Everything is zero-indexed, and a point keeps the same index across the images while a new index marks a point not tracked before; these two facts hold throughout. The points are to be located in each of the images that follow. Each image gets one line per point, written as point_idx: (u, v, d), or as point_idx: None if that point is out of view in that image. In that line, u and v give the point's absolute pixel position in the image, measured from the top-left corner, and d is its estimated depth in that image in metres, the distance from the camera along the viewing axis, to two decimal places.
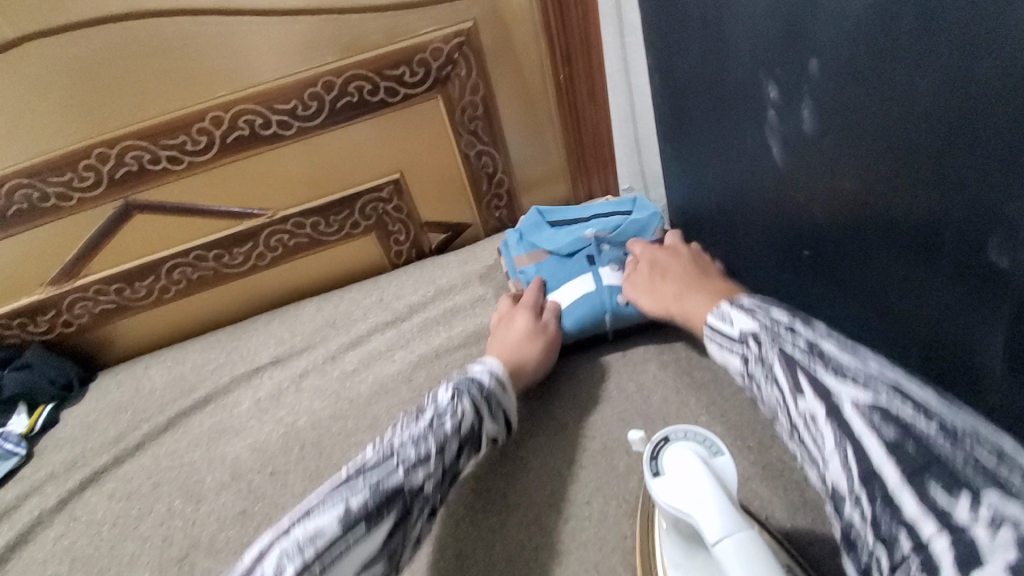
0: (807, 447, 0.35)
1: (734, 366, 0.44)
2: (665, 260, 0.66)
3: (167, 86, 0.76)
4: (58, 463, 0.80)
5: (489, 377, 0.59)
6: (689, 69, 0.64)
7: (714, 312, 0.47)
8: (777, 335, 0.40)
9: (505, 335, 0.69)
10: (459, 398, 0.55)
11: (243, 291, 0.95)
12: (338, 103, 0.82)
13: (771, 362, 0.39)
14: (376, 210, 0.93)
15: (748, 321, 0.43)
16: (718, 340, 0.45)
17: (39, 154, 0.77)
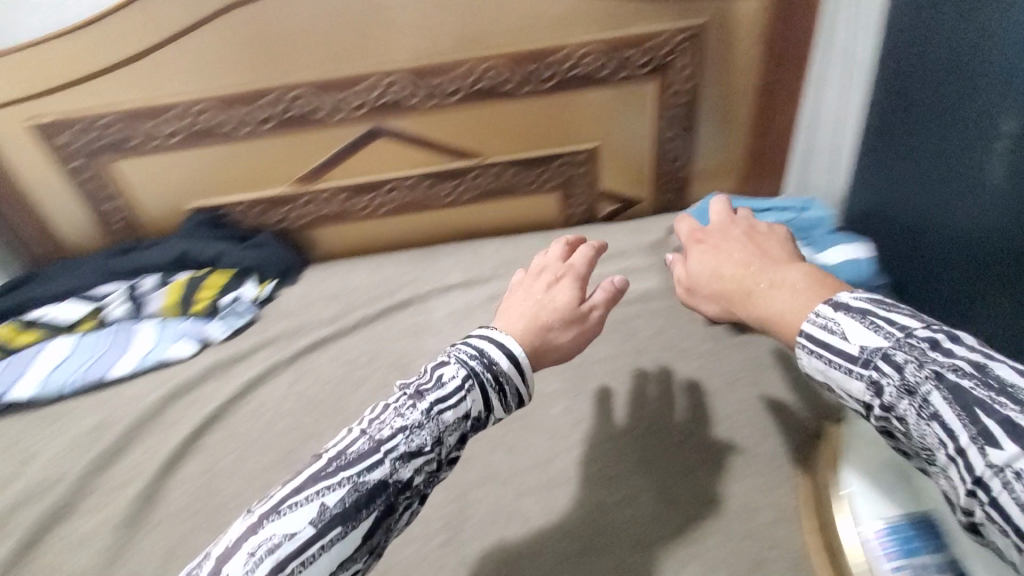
0: (1010, 509, 0.35)
1: (848, 390, 0.45)
2: (720, 258, 0.62)
3: (440, 34, 0.89)
4: (283, 327, 0.94)
5: (502, 357, 0.57)
6: (928, 104, 0.76)
7: (814, 321, 0.47)
8: (920, 356, 0.41)
9: (533, 308, 0.64)
10: (467, 387, 0.54)
11: (435, 221, 1.09)
12: (571, 73, 0.94)
13: (932, 399, 0.40)
14: (567, 172, 1.05)
15: (869, 339, 0.44)
16: (829, 365, 0.45)
17: (323, 73, 0.91)
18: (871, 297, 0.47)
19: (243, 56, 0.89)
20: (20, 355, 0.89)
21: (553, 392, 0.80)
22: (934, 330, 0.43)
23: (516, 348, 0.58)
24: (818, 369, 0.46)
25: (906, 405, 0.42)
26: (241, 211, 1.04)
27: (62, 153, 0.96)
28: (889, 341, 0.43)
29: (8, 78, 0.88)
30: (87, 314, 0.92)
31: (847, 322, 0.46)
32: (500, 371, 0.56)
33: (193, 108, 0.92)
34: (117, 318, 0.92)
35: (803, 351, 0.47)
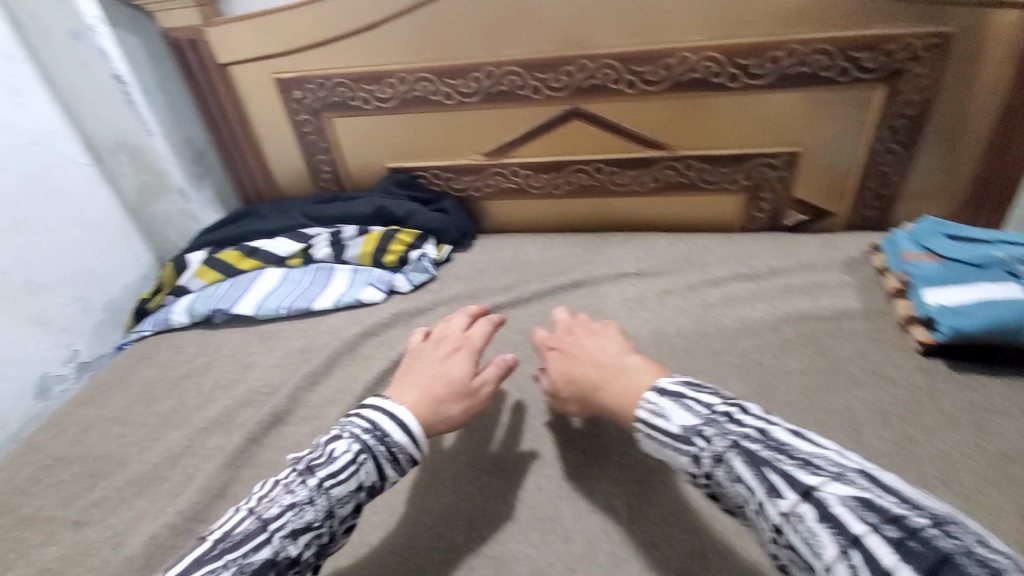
0: (795, 548, 0.43)
1: (679, 459, 0.53)
2: (580, 351, 0.69)
3: (659, 22, 0.89)
4: (461, 289, 0.99)
5: (397, 432, 0.61)
6: None
7: (643, 404, 0.57)
8: (721, 430, 0.51)
9: (428, 375, 0.69)
10: (360, 461, 0.58)
11: (610, 208, 1.09)
12: (789, 71, 0.89)
13: (735, 462, 0.49)
14: (760, 174, 1.00)
15: (686, 419, 0.53)
16: (654, 436, 0.55)
17: (535, 52, 0.94)
18: (687, 381, 0.58)
19: (464, 31, 0.94)
20: (243, 277, 1.02)
21: (741, 396, 0.74)
22: (729, 405, 0.53)
23: (407, 418, 0.63)
24: (653, 446, 0.55)
25: (724, 469, 0.49)
26: (433, 176, 1.12)
27: (292, 107, 1.08)
28: (697, 415, 0.53)
29: (263, 37, 1.01)
30: (298, 251, 1.04)
31: (667, 407, 0.55)
32: (394, 446, 0.61)
33: (412, 76, 1.00)
34: (321, 258, 1.03)
35: (640, 433, 0.56)
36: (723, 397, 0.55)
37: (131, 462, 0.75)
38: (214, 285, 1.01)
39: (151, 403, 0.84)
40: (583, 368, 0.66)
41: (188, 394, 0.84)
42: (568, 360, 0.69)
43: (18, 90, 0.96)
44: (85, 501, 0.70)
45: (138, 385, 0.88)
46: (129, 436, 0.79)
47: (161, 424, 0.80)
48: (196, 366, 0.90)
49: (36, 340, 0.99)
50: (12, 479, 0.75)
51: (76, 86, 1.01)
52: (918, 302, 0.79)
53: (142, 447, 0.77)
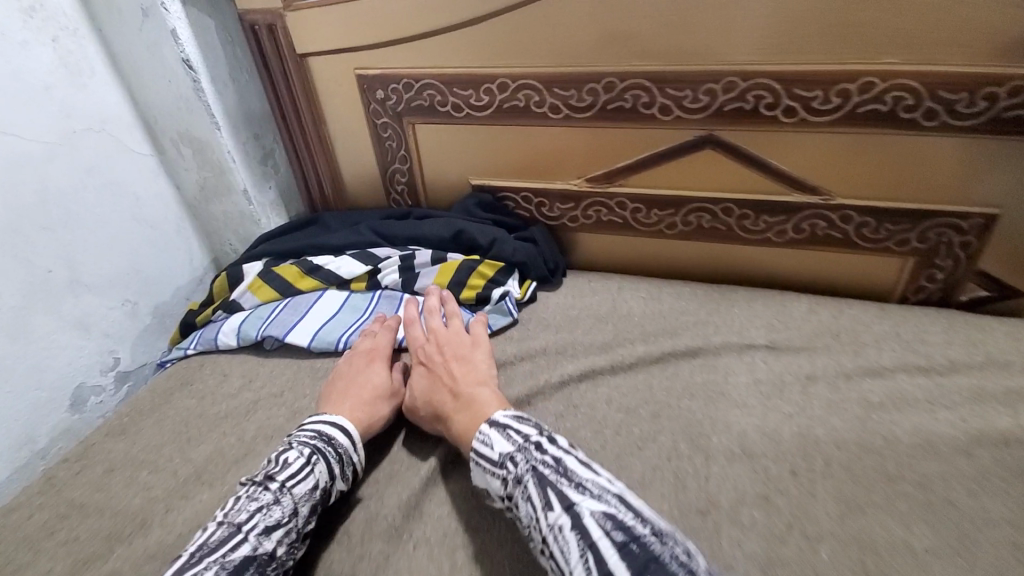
0: (553, 556, 0.48)
1: (491, 480, 0.56)
2: (457, 370, 0.69)
3: (843, 37, 0.69)
4: (549, 342, 0.83)
5: (339, 432, 0.64)
6: None
7: (477, 435, 0.59)
8: (527, 455, 0.54)
9: (348, 385, 0.71)
10: (314, 460, 0.60)
11: (732, 256, 0.91)
12: (1011, 113, 0.68)
13: (528, 484, 0.52)
14: (939, 237, 0.79)
15: (504, 446, 0.56)
16: (478, 460, 0.57)
17: (671, 64, 0.76)
18: (518, 414, 0.61)
19: (584, 34, 0.78)
20: (302, 300, 0.90)
21: (933, 552, 0.55)
22: (542, 435, 0.57)
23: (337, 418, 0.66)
24: (477, 471, 0.58)
25: (521, 489, 0.53)
26: (523, 198, 0.96)
27: (373, 107, 0.95)
28: (512, 442, 0.56)
29: (349, 27, 0.88)
30: (364, 274, 0.92)
31: (494, 436, 0.58)
32: (340, 446, 0.63)
33: (514, 83, 0.84)
34: (389, 283, 0.91)
35: (471, 462, 0.58)
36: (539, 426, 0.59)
37: (154, 527, 0.63)
38: (271, 305, 0.90)
39: (186, 446, 0.72)
40: (442, 388, 0.67)
41: (227, 441, 0.72)
42: (435, 372, 0.69)
43: (79, 71, 0.85)
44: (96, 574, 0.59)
45: (174, 420, 0.77)
46: (156, 489, 0.67)
47: (193, 478, 0.68)
48: (240, 404, 0.78)
49: (77, 347, 0.89)
50: (23, 527, 0.65)
51: (141, 68, 0.90)
52: None
53: (169, 506, 0.65)
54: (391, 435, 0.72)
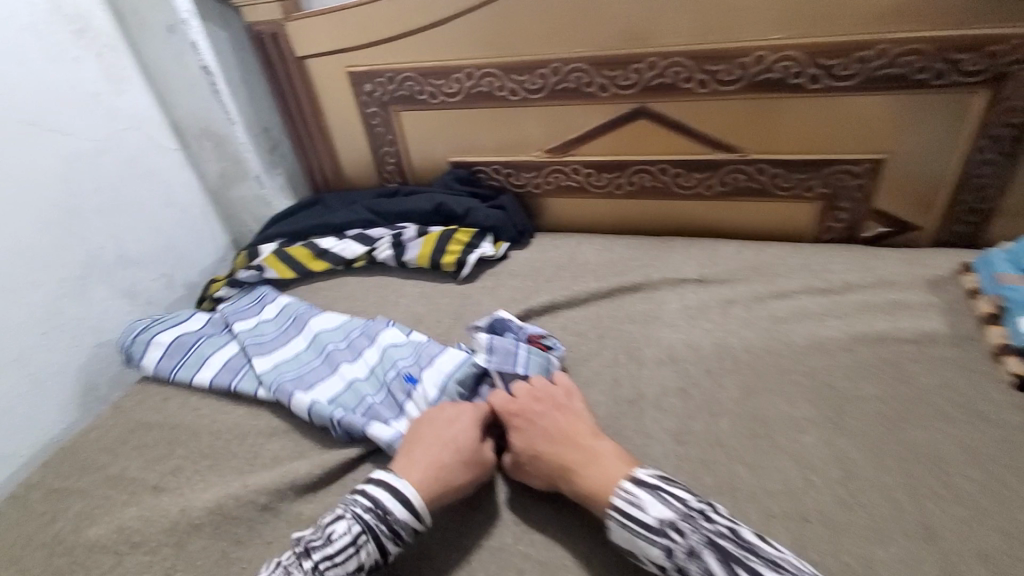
0: None
1: (649, 551, 0.54)
2: (563, 422, 0.66)
3: (741, 19, 0.84)
4: (517, 288, 0.99)
5: (394, 508, 0.59)
6: None
7: (620, 493, 0.56)
8: (696, 524, 0.52)
9: (435, 450, 0.64)
10: (357, 542, 0.57)
11: (673, 211, 1.06)
12: (878, 73, 0.83)
13: (705, 559, 0.50)
14: (838, 181, 0.94)
15: (664, 512, 0.54)
16: (629, 526, 0.55)
17: (605, 48, 0.92)
18: (659, 472, 0.59)
19: (532, 28, 0.94)
20: (393, 395, 0.78)
21: (807, 417, 0.69)
22: (701, 501, 0.55)
23: (410, 489, 0.60)
24: (625, 533, 0.55)
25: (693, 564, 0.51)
26: (494, 171, 1.12)
27: (363, 99, 1.11)
28: (671, 508, 0.54)
29: (338, 31, 1.04)
30: (363, 254, 1.09)
31: (644, 497, 0.55)
32: (393, 522, 0.59)
33: (478, 71, 1.00)
34: (383, 259, 1.07)
35: (612, 520, 0.56)
36: (687, 489, 0.57)
37: (204, 434, 0.80)
38: (355, 391, 0.79)
39: None
40: (552, 457, 0.62)
41: None
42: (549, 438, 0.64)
43: (119, 78, 1.02)
44: (164, 467, 0.76)
45: None
46: (202, 408, 0.84)
47: (231, 400, 0.85)
48: None
49: (125, 312, 1.06)
50: (100, 440, 0.82)
51: (168, 75, 1.07)
52: (1016, 330, 0.72)
53: (214, 417, 0.82)
54: None
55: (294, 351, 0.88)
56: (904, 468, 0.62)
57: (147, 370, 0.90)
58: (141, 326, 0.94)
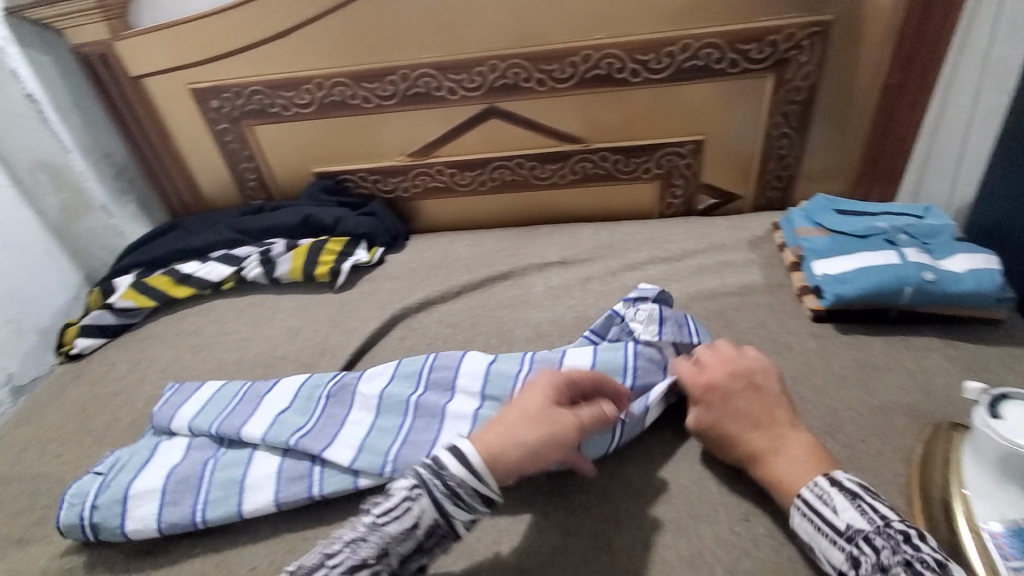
0: None
1: (828, 553, 0.50)
2: (750, 405, 0.61)
3: (562, 22, 0.93)
4: (393, 289, 1.01)
5: (453, 460, 0.52)
6: None
7: (815, 491, 0.53)
8: (895, 544, 0.47)
9: (503, 419, 0.56)
10: (412, 496, 0.51)
11: (535, 202, 1.13)
12: (685, 64, 0.95)
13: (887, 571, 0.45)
14: (670, 162, 1.06)
15: (856, 520, 0.50)
16: (822, 528, 0.51)
17: (447, 54, 0.97)
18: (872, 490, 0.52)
19: (375, 37, 0.97)
20: None
21: None
22: (909, 525, 0.48)
23: (467, 446, 0.52)
24: (809, 530, 0.52)
25: (864, 560, 0.47)
26: (360, 178, 1.13)
27: (212, 116, 1.08)
28: (872, 524, 0.49)
29: (175, 48, 1.01)
30: (230, 275, 1.05)
31: (840, 501, 0.51)
32: (451, 478, 0.51)
33: (328, 81, 1.02)
34: (253, 278, 1.04)
35: (796, 511, 0.53)
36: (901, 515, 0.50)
37: (68, 480, 0.77)
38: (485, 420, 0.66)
39: (86, 421, 0.86)
40: (733, 428, 0.60)
41: (122, 412, 0.86)
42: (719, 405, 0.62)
43: None
44: (26, 518, 0.72)
45: (73, 405, 0.89)
46: (66, 455, 0.81)
47: (97, 442, 0.82)
48: (129, 383, 0.91)
49: None
50: None
51: None
52: (810, 273, 0.85)
53: (78, 463, 0.79)
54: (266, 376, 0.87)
55: (360, 419, 0.69)
56: None
57: (144, 535, 0.63)
58: (95, 479, 0.67)
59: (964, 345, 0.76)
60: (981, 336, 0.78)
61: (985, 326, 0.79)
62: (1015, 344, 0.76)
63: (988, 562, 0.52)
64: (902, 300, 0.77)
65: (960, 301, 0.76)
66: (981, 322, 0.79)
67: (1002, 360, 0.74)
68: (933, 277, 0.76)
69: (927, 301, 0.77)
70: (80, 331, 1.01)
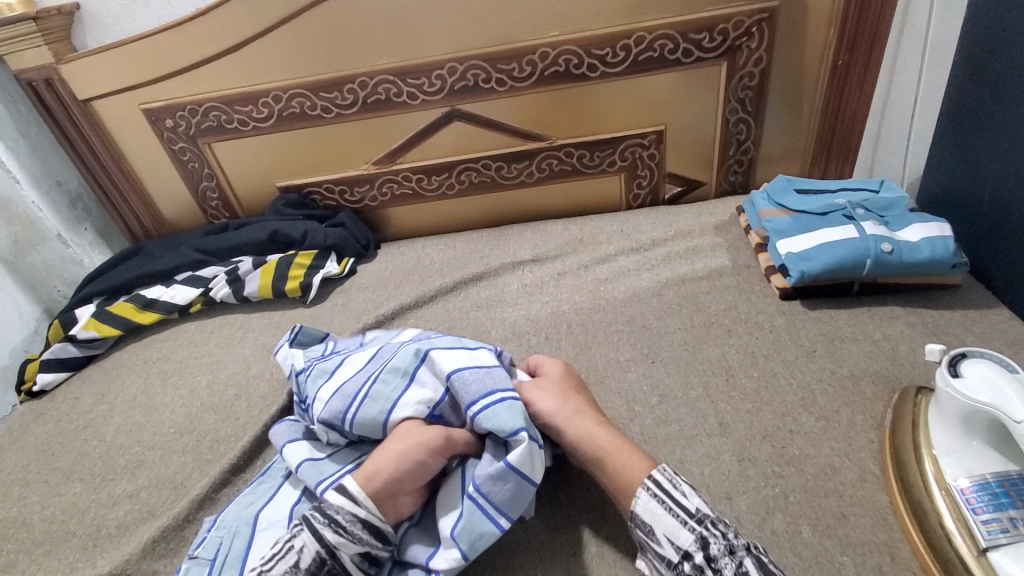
0: None
1: (673, 533, 0.52)
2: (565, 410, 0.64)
3: (517, 22, 0.94)
4: (366, 299, 1.00)
5: (338, 493, 0.55)
6: (1006, 94, 0.76)
7: (661, 472, 0.55)
8: (730, 533, 0.50)
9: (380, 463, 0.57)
10: (295, 535, 0.52)
11: (503, 202, 1.14)
12: (641, 56, 0.97)
13: (743, 559, 0.48)
14: (633, 154, 1.07)
15: (703, 504, 0.52)
16: (670, 509, 0.53)
17: (405, 59, 0.97)
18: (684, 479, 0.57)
19: (331, 45, 0.96)
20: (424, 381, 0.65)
21: (631, 358, 0.79)
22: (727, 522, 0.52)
23: (353, 485, 0.55)
24: (658, 507, 0.53)
25: (714, 539, 0.50)
26: (326, 189, 1.12)
27: (167, 136, 1.06)
28: (710, 508, 0.52)
29: (124, 70, 0.99)
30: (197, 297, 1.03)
31: (684, 484, 0.54)
32: (330, 509, 0.54)
33: (286, 93, 1.00)
34: (222, 298, 1.02)
35: (648, 493, 0.54)
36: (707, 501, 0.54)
37: (36, 521, 0.74)
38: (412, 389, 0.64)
39: (51, 459, 0.83)
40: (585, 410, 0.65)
41: (89, 446, 0.84)
42: (568, 386, 0.67)
43: None
44: None
45: (36, 443, 0.86)
46: (32, 495, 0.78)
47: (64, 479, 0.79)
48: (96, 415, 0.89)
49: None
50: None
51: None
52: (774, 253, 0.87)
53: (45, 503, 0.76)
54: (240, 396, 0.86)
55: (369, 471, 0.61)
56: (705, 382, 0.74)
57: None
58: (203, 566, 0.59)
59: (924, 311, 0.79)
60: (938, 300, 0.81)
61: (942, 292, 0.82)
62: (972, 307, 0.79)
63: (959, 517, 0.54)
64: (865, 272, 0.79)
65: (919, 269, 0.79)
66: (940, 288, 0.82)
67: (960, 322, 0.77)
68: (891, 247, 0.78)
69: (888, 271, 0.79)
70: (40, 365, 0.98)
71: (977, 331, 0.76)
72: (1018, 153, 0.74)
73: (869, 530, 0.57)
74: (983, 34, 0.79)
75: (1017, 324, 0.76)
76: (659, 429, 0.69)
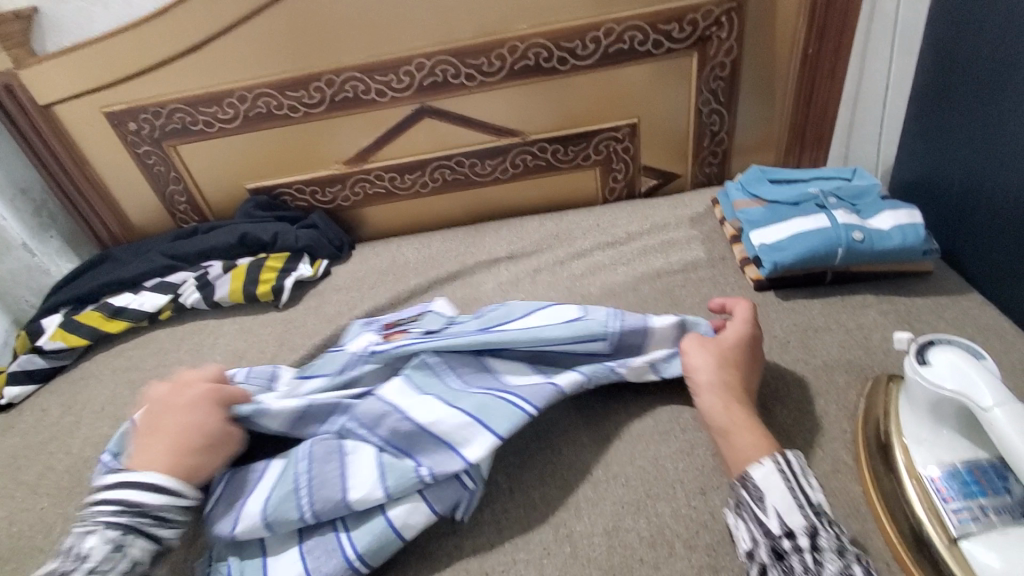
0: None
1: (783, 510, 0.51)
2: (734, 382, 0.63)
3: (485, 15, 0.92)
4: (340, 301, 0.98)
5: (160, 493, 0.55)
6: (974, 79, 0.76)
7: (792, 457, 0.55)
8: (839, 534, 0.50)
9: (184, 426, 0.59)
10: (124, 544, 0.53)
11: (478, 199, 1.12)
12: (611, 48, 0.95)
13: (852, 562, 0.48)
14: (608, 147, 1.06)
15: (821, 499, 0.52)
16: (794, 490, 0.52)
17: (372, 56, 0.95)
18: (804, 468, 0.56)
19: (296, 43, 0.94)
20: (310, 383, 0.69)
21: None
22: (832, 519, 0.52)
23: (159, 477, 0.56)
24: (776, 482, 0.53)
25: (825, 534, 0.49)
26: (296, 190, 1.10)
27: (131, 139, 1.04)
28: (828, 508, 0.52)
29: (84, 73, 0.97)
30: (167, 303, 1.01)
31: (809, 475, 0.54)
32: (157, 512, 0.55)
33: (250, 93, 0.98)
34: (192, 304, 1.00)
35: (776, 467, 0.54)
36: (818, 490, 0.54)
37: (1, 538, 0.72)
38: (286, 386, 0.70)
39: (18, 473, 0.81)
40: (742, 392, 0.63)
41: (56, 459, 0.82)
42: (738, 359, 0.65)
43: None
44: None
45: (3, 457, 0.84)
46: None
47: (31, 494, 0.77)
48: (64, 427, 0.86)
49: None
50: None
51: None
52: (748, 243, 0.86)
53: (11, 519, 0.74)
54: None
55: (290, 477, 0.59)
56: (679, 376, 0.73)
57: None
58: None
59: (897, 299, 0.79)
60: (910, 287, 0.81)
61: (916, 279, 0.82)
62: (944, 294, 0.79)
63: (930, 505, 0.54)
64: (837, 261, 0.79)
65: (891, 258, 0.79)
66: (913, 275, 0.82)
67: (932, 309, 0.77)
68: (862, 236, 0.78)
69: (861, 260, 0.79)
70: (7, 378, 0.95)
71: (948, 317, 0.76)
72: (989, 138, 0.74)
73: (841, 520, 0.56)
74: (949, 19, 0.79)
75: (988, 310, 0.76)
76: (634, 425, 0.68)
